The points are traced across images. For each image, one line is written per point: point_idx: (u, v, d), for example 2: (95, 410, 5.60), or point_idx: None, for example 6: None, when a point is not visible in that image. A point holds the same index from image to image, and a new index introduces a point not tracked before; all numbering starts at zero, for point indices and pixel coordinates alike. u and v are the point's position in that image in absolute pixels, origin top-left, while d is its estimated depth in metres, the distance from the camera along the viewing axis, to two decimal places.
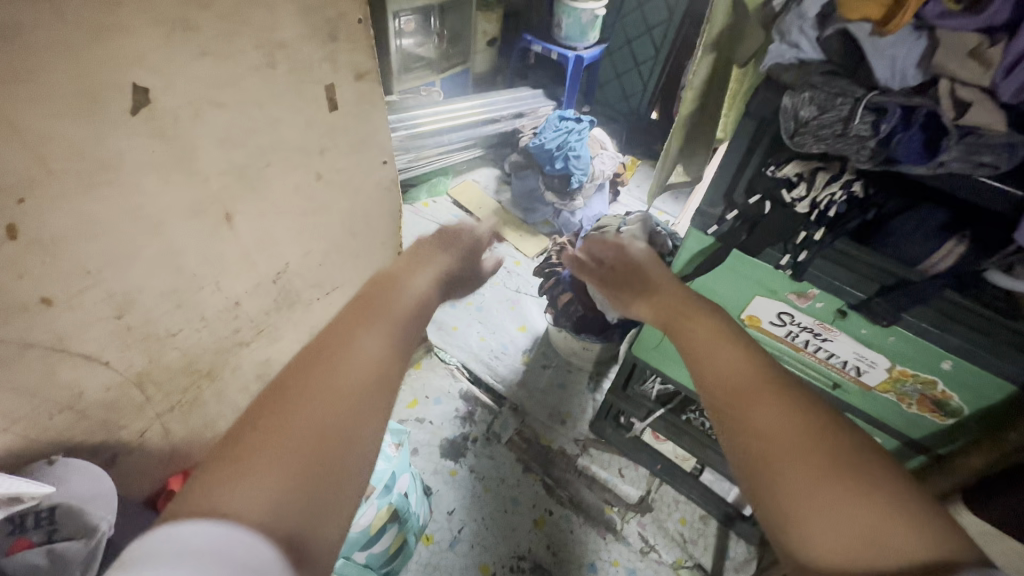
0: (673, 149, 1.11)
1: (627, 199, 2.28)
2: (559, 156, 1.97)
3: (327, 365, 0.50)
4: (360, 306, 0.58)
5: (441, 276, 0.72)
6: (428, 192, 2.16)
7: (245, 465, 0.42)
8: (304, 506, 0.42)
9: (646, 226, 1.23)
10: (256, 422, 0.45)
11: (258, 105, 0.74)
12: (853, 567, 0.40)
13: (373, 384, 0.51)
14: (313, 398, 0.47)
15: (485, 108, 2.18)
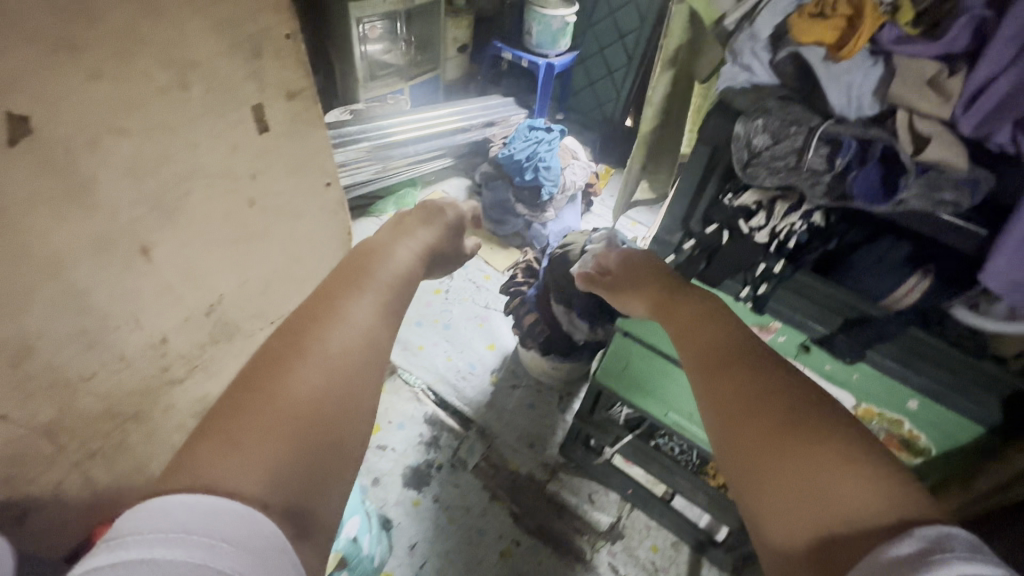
0: (636, 167, 1.07)
1: (600, 209, 2.24)
2: (529, 167, 1.92)
3: (309, 342, 0.50)
4: (344, 278, 0.60)
5: None
6: (396, 206, 2.05)
7: (233, 434, 0.43)
8: (301, 473, 0.43)
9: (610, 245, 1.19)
10: (247, 389, 0.46)
11: (171, 129, 0.68)
12: (804, 514, 0.42)
13: (360, 354, 0.52)
14: (301, 366, 0.48)
15: (454, 117, 2.12)
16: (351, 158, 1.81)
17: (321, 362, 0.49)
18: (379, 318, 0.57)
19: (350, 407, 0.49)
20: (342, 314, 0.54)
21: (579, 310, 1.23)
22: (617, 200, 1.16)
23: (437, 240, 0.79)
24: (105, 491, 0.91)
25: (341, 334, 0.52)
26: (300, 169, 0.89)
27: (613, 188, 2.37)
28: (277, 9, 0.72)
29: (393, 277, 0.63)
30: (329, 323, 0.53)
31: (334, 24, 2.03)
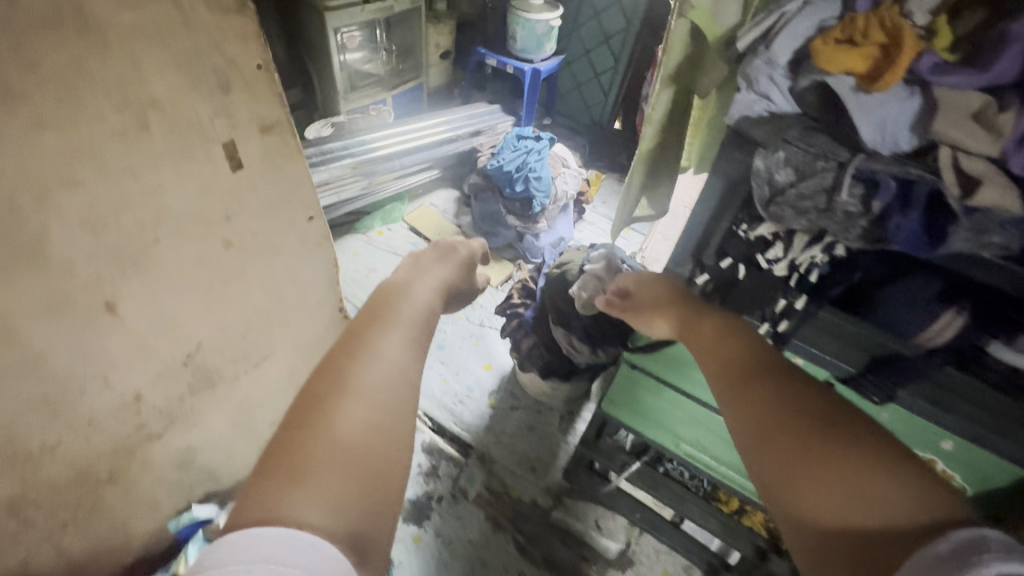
0: (636, 185, 1.01)
1: (592, 217, 2.19)
2: (519, 178, 1.86)
3: (347, 379, 0.50)
4: (371, 314, 0.60)
5: None
6: (382, 221, 2.01)
7: (298, 470, 0.44)
8: (361, 502, 0.45)
9: (610, 265, 1.13)
10: (295, 424, 0.47)
11: (132, 174, 0.61)
12: (841, 523, 0.42)
13: (398, 384, 0.52)
14: (348, 399, 0.49)
15: (439, 127, 2.05)
16: (334, 175, 1.74)
17: (366, 394, 0.50)
18: (410, 347, 0.57)
19: (396, 434, 0.50)
20: (373, 344, 0.54)
21: (580, 333, 1.17)
22: (616, 218, 1.11)
23: (453, 276, 0.78)
24: (80, 559, 0.84)
25: (379, 362, 0.53)
26: (279, 205, 0.82)
27: (604, 194, 2.32)
28: (246, 39, 0.64)
29: (411, 310, 0.63)
30: (361, 355, 0.53)
31: (311, 34, 1.95)
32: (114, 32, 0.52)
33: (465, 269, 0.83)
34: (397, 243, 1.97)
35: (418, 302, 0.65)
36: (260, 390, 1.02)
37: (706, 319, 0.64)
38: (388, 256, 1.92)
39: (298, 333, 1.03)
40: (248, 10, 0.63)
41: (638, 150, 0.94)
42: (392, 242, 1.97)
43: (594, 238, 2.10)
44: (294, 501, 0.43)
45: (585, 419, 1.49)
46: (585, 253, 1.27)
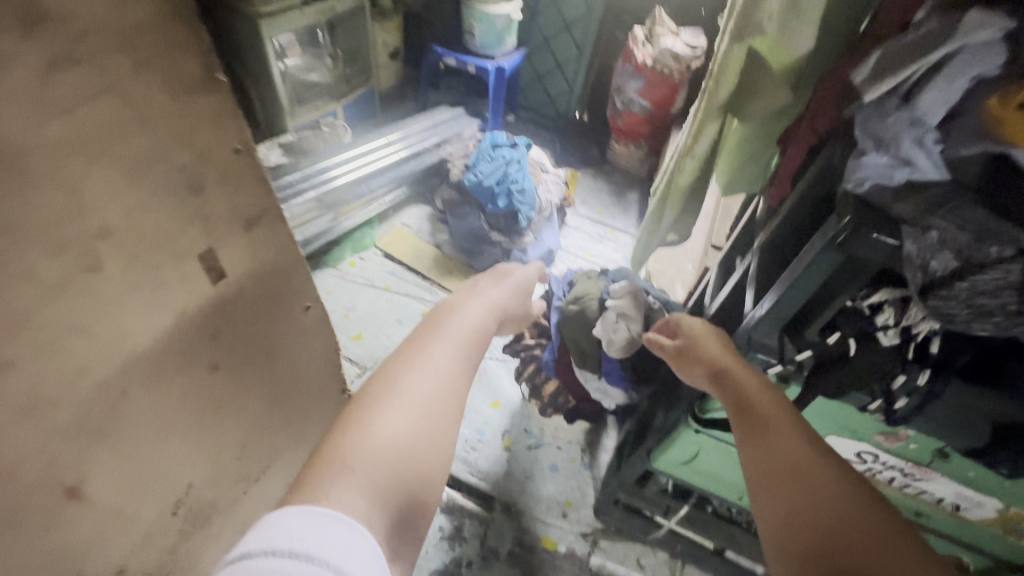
0: (669, 218, 0.91)
1: (575, 220, 2.08)
2: (501, 193, 1.72)
3: (398, 384, 0.66)
4: (428, 329, 0.78)
5: (433, 394, 0.67)
6: (353, 250, 1.83)
7: (347, 463, 0.56)
8: (402, 484, 0.58)
9: (639, 301, 1.04)
10: (355, 421, 0.61)
11: (82, 329, 0.44)
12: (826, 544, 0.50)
13: (445, 388, 0.68)
14: (392, 406, 0.63)
15: (403, 141, 1.88)
16: (297, 213, 1.58)
17: (408, 400, 0.64)
18: (455, 365, 0.72)
19: (437, 434, 0.64)
20: (425, 357, 0.70)
21: (612, 378, 1.07)
22: (641, 250, 1.01)
23: (506, 299, 0.97)
24: None
25: (420, 376, 0.67)
26: (270, 306, 0.66)
27: (583, 193, 2.22)
28: (219, 122, 0.48)
29: (461, 329, 0.80)
30: (414, 366, 0.68)
31: (244, 47, 1.71)
32: (37, 156, 0.36)
33: (519, 292, 1.04)
34: (373, 274, 1.79)
35: (466, 329, 0.80)
36: (264, 504, 0.86)
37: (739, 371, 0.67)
38: (365, 289, 1.75)
39: (298, 431, 0.87)
40: (221, 89, 0.46)
41: (675, 185, 0.84)
42: (367, 273, 1.79)
43: (581, 243, 1.99)
44: (335, 481, 0.53)
45: (608, 450, 1.41)
46: (603, 286, 1.16)
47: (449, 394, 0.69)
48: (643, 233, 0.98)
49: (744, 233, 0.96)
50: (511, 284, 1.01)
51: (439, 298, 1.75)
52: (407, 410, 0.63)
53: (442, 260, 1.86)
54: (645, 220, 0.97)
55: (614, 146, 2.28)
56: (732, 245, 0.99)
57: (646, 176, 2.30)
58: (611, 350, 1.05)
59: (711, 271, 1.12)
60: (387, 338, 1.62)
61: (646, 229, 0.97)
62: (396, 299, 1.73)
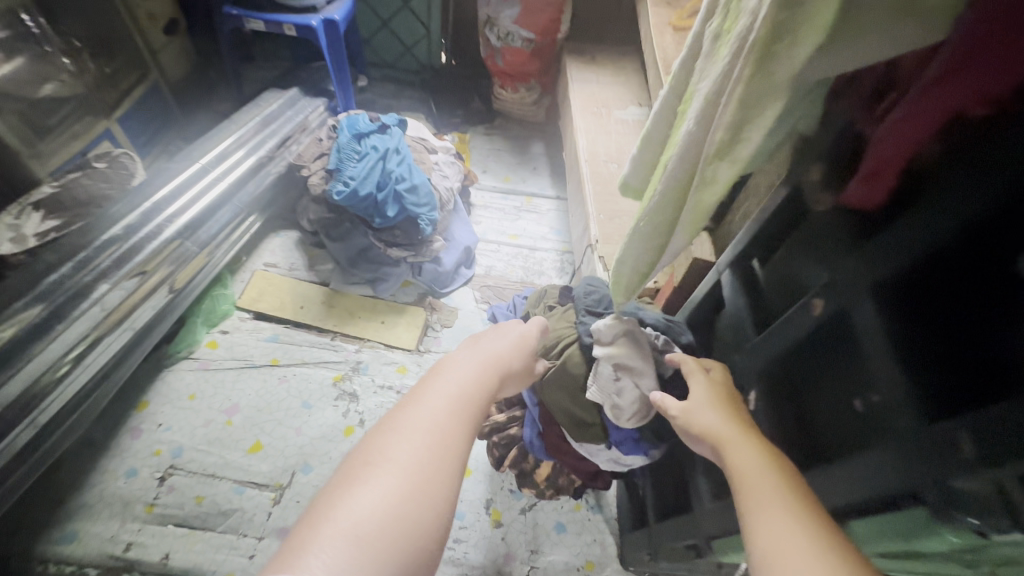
0: (680, 239, 0.61)
1: (482, 197, 1.71)
2: (387, 199, 1.28)
3: (392, 437, 0.52)
4: (428, 377, 0.62)
5: (432, 444, 0.52)
6: (208, 324, 1.32)
7: (328, 532, 0.44)
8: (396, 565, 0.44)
9: (637, 343, 0.75)
10: (347, 484, 0.49)
11: None
12: None
13: (448, 434, 0.54)
14: (387, 469, 0.49)
15: (229, 155, 1.32)
16: (107, 311, 1.03)
17: (397, 460, 0.50)
18: (457, 413, 0.57)
19: (441, 488, 0.50)
20: (418, 404, 0.57)
21: (627, 447, 0.80)
22: (627, 276, 0.71)
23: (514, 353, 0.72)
24: None
25: (413, 429, 0.53)
26: None
27: (479, 160, 1.82)
28: None
29: (465, 369, 0.64)
30: (406, 412, 0.55)
31: None
32: None
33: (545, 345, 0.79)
34: (248, 350, 1.31)
35: (473, 375, 0.63)
36: None
37: (745, 441, 0.54)
38: (243, 372, 1.27)
39: None
40: None
41: (694, 202, 0.53)
42: (239, 349, 1.31)
43: (498, 225, 1.64)
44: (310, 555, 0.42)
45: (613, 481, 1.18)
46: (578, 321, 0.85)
47: (451, 451, 0.53)
48: (628, 254, 0.67)
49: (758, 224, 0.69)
50: (514, 337, 0.75)
51: (348, 354, 1.34)
52: (396, 469, 0.49)
53: (335, 301, 1.41)
54: (628, 236, 0.66)
55: (499, 92, 1.87)
56: (744, 240, 0.71)
57: (544, 120, 1.95)
58: (621, 417, 0.76)
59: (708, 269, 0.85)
60: (297, 435, 1.20)
61: (634, 250, 0.66)
62: (292, 376, 1.28)
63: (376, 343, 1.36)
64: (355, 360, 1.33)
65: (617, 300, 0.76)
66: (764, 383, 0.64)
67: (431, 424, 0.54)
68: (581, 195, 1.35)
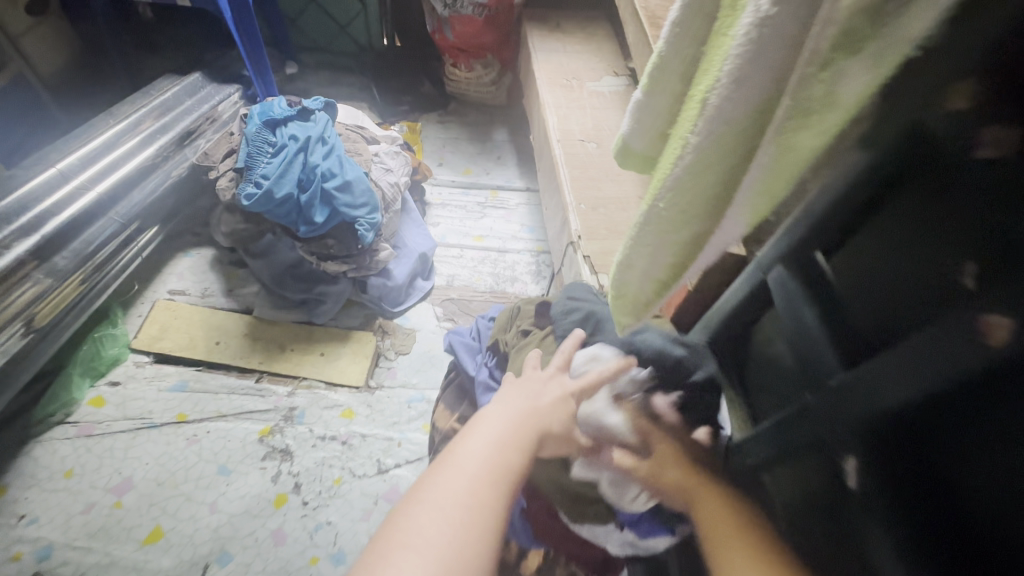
0: (734, 223, 0.37)
1: (438, 193, 1.45)
2: (313, 201, 1.01)
3: (418, 515, 0.43)
4: (466, 435, 0.51)
5: (454, 537, 0.42)
6: (93, 376, 1.03)
7: None
8: None
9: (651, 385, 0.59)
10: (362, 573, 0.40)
11: None
12: None
13: (476, 520, 0.44)
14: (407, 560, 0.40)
15: (104, 155, 1.02)
16: None
17: (428, 543, 0.41)
18: (490, 493, 0.45)
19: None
20: (448, 474, 0.46)
21: (643, 527, 0.61)
22: (636, 287, 0.47)
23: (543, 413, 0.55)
24: None
25: (440, 501, 0.44)
26: None
27: (434, 151, 1.57)
28: None
29: (502, 429, 0.51)
30: (434, 488, 0.45)
31: None
32: None
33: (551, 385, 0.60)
34: (146, 406, 1.02)
35: (510, 440, 0.50)
36: None
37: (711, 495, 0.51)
38: (140, 436, 0.99)
39: None
40: None
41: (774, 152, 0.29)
42: (134, 405, 1.02)
43: (459, 225, 1.39)
44: None
45: None
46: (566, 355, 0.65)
47: (485, 525, 0.44)
48: (638, 252, 0.44)
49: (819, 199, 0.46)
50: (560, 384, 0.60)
51: (279, 399, 1.06)
52: (427, 554, 0.41)
53: (261, 332, 1.14)
54: (640, 224, 0.43)
55: (452, 72, 1.62)
56: (798, 226, 0.49)
57: (505, 103, 1.71)
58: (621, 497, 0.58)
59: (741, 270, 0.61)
60: (211, 514, 0.92)
61: (649, 244, 0.43)
62: (206, 434, 1.00)
63: (314, 383, 1.09)
64: (287, 406, 1.05)
65: (616, 321, 0.53)
66: (862, 449, 0.41)
67: (454, 508, 0.44)
68: (555, 184, 1.11)
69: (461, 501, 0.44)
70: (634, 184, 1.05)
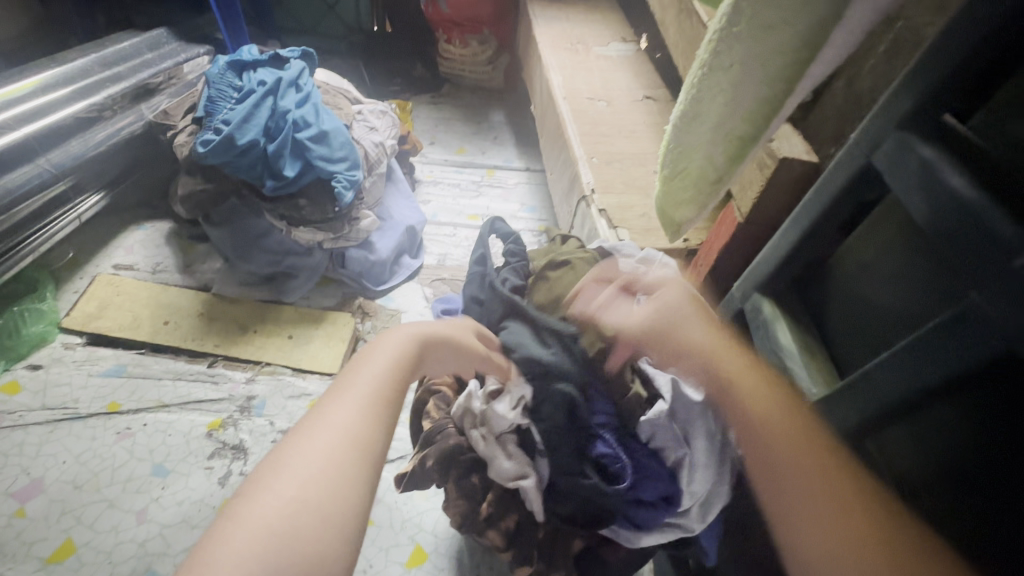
0: None
1: (429, 171, 1.32)
2: (282, 149, 0.86)
3: (305, 427, 0.37)
4: (360, 358, 0.45)
5: (343, 439, 0.36)
6: (9, 359, 0.85)
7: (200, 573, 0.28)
8: None
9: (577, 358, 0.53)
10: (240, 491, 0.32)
11: None
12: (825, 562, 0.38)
13: (368, 430, 0.38)
14: (294, 470, 0.33)
15: (36, 97, 0.87)
16: None
17: (317, 451, 0.35)
18: (377, 404, 0.40)
19: (353, 493, 0.34)
20: (341, 394, 0.40)
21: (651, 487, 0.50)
22: (704, 156, 0.39)
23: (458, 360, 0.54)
24: None
25: (328, 416, 0.37)
26: None
27: (425, 130, 1.45)
28: None
29: (395, 351, 0.46)
30: (321, 403, 0.38)
31: None
32: None
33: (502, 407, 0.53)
34: (72, 394, 0.84)
35: (394, 361, 0.45)
36: None
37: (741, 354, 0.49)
38: (56, 431, 0.80)
39: None
40: None
41: None
42: (54, 393, 0.84)
43: (453, 203, 1.25)
44: None
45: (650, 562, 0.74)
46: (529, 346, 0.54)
47: (373, 435, 0.38)
48: (712, 91, 0.36)
49: (955, 30, 0.33)
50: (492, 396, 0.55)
51: (234, 387, 0.89)
52: (317, 461, 0.34)
53: (219, 312, 0.97)
54: (717, 43, 0.35)
55: (445, 50, 1.52)
56: (917, 81, 0.36)
57: (502, 87, 1.60)
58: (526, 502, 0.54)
59: (810, 188, 0.47)
60: (139, 525, 0.73)
61: (733, 66, 0.34)
62: (142, 427, 0.82)
63: (280, 368, 0.92)
64: (244, 396, 0.88)
65: (670, 222, 0.45)
66: None
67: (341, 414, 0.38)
68: (562, 143, 0.99)
69: (346, 408, 0.38)
70: (652, 141, 0.93)
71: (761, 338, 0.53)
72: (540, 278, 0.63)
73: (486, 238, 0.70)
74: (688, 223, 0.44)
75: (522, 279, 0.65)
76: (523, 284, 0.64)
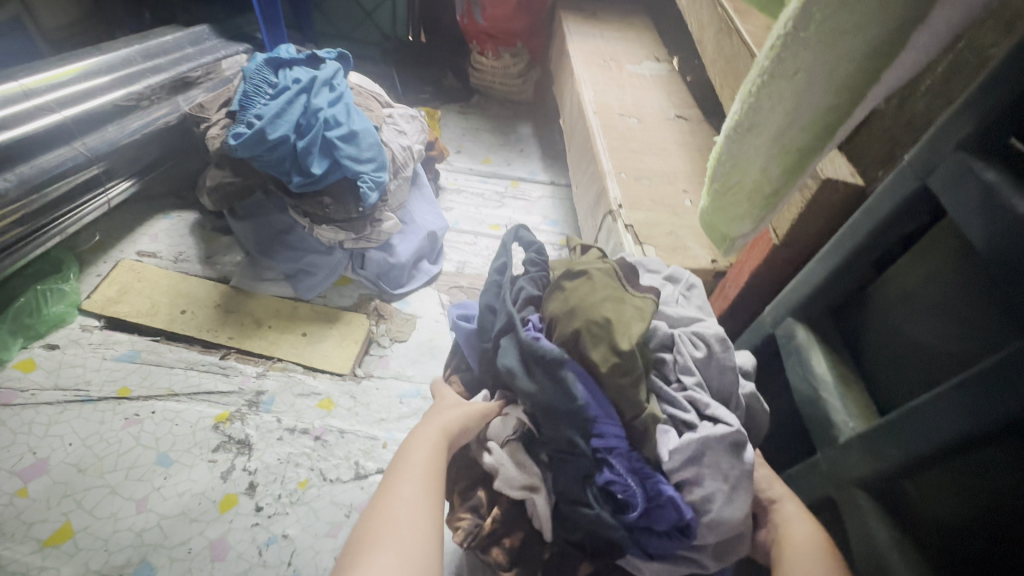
0: None
1: (454, 179, 1.32)
2: (311, 147, 0.87)
3: (383, 510, 0.39)
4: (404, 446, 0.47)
5: (419, 523, 0.39)
6: (27, 337, 0.86)
7: None
8: None
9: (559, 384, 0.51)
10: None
11: None
12: None
13: (433, 513, 0.40)
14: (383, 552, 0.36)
15: (79, 83, 0.90)
16: None
17: (398, 533, 0.37)
18: (431, 489, 0.42)
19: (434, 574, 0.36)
20: (400, 480, 0.42)
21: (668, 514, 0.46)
22: (759, 172, 0.38)
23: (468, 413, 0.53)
24: None
25: (398, 501, 0.40)
26: None
27: (452, 138, 1.45)
28: None
29: (437, 433, 0.48)
30: (386, 491, 0.41)
31: None
32: None
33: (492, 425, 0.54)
34: (84, 375, 0.84)
35: (434, 443, 0.47)
36: None
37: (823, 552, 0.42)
38: (65, 412, 0.80)
39: None
40: None
41: None
42: (68, 374, 0.84)
43: (475, 212, 1.25)
44: None
45: None
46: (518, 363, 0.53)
47: (435, 514, 0.40)
48: (772, 101, 0.34)
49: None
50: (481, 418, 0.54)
51: (245, 380, 0.88)
52: (397, 544, 0.37)
53: (235, 305, 0.97)
54: (780, 48, 0.32)
55: (478, 61, 1.53)
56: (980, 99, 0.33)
57: (531, 100, 1.61)
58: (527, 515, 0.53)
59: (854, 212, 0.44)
60: (138, 513, 0.72)
61: (798, 73, 0.31)
62: (150, 414, 0.82)
63: (292, 365, 0.91)
64: (254, 390, 0.87)
65: (721, 235, 0.45)
66: None
67: (413, 499, 0.40)
68: (591, 158, 0.98)
69: (412, 491, 0.41)
70: (682, 160, 0.91)
71: (792, 363, 0.50)
72: (556, 288, 0.59)
73: (508, 247, 0.69)
74: (743, 239, 0.43)
75: (537, 289, 0.63)
76: (538, 295, 0.61)
